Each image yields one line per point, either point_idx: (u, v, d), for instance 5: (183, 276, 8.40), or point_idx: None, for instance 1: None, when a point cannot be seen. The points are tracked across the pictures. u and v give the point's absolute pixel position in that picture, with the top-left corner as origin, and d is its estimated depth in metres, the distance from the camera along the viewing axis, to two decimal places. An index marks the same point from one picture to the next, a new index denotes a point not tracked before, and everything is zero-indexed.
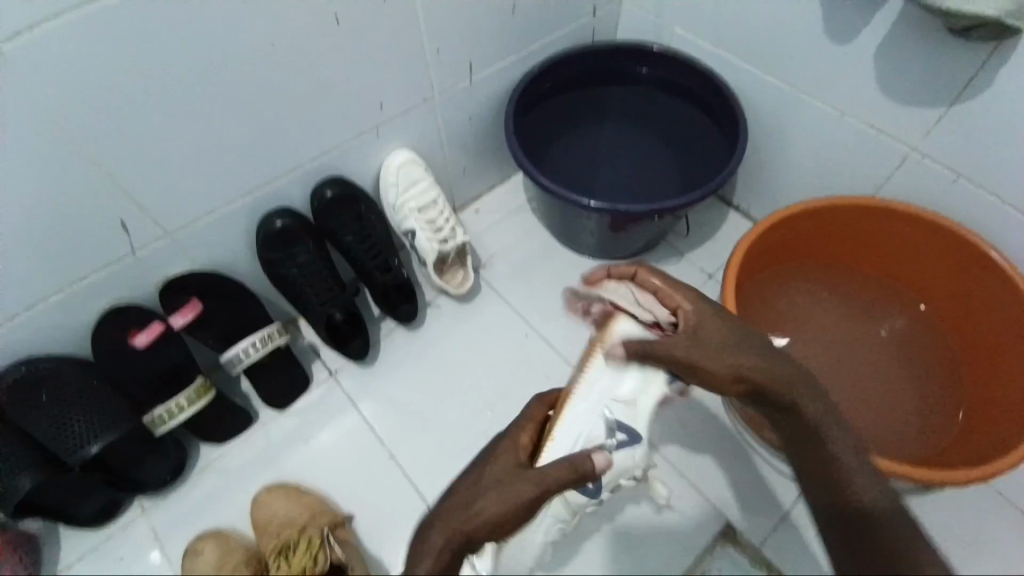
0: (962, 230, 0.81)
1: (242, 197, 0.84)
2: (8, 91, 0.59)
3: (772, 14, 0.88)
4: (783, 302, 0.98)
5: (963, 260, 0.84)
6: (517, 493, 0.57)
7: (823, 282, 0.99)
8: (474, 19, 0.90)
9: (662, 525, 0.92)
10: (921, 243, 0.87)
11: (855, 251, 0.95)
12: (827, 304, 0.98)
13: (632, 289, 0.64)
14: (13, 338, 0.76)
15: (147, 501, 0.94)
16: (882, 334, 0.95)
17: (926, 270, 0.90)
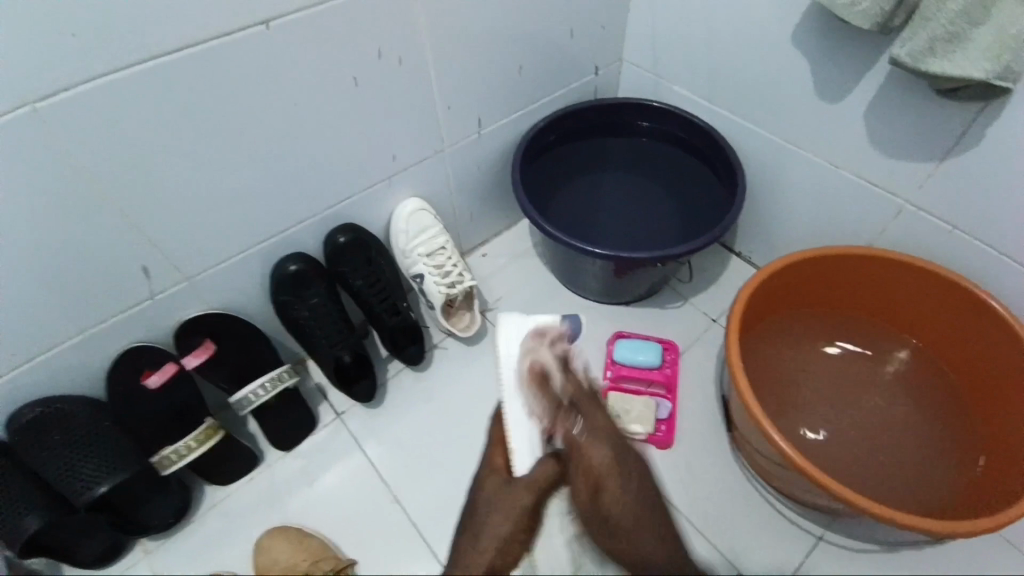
0: (962, 280, 0.82)
1: (259, 243, 0.87)
2: (46, 147, 0.63)
3: (765, 73, 0.93)
4: (786, 348, 0.99)
5: (964, 308, 0.85)
6: (511, 503, 0.70)
7: (825, 328, 0.99)
8: (483, 78, 0.95)
9: None
10: (921, 291, 0.88)
11: (857, 298, 0.96)
12: (830, 350, 0.98)
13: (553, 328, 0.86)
14: (31, 378, 0.78)
15: (151, 542, 0.93)
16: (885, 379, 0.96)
17: (927, 318, 0.91)
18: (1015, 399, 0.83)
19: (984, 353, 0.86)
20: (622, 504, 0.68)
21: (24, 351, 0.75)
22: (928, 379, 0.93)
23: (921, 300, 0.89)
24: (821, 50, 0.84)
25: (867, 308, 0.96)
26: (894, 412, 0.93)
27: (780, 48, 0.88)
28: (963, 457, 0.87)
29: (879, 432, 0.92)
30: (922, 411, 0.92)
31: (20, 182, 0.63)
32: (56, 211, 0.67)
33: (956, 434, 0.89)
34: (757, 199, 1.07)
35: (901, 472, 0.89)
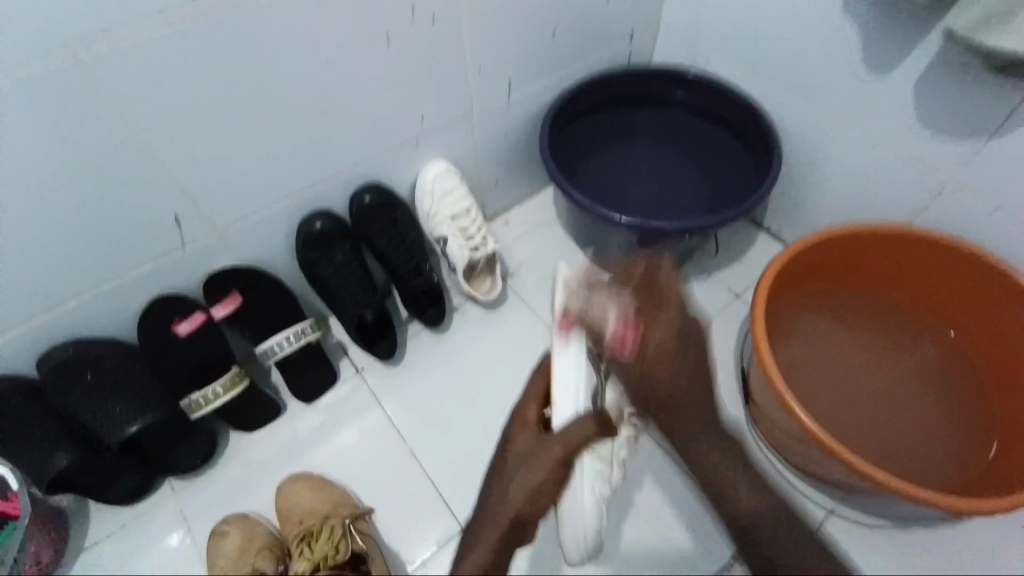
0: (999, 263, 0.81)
1: (287, 198, 0.88)
2: (84, 90, 0.63)
3: (811, 43, 0.89)
4: (809, 326, 0.98)
5: (997, 292, 0.83)
6: (545, 455, 0.64)
7: (849, 307, 0.98)
8: (516, 39, 0.93)
9: (677, 542, 0.92)
10: (953, 272, 0.86)
11: (884, 279, 0.94)
12: (851, 329, 0.98)
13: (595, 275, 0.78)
14: (67, 321, 0.80)
15: (177, 483, 0.97)
16: (909, 362, 0.95)
17: (955, 300, 0.90)
18: None
19: (1010, 339, 0.85)
20: (674, 380, 0.63)
21: (60, 293, 0.77)
22: (954, 363, 0.92)
23: (950, 282, 0.88)
24: (873, 19, 0.80)
25: (897, 289, 0.94)
26: (915, 394, 0.93)
27: (829, 16, 0.85)
28: (983, 442, 0.87)
29: (896, 412, 0.92)
30: (940, 394, 0.92)
31: (59, 125, 0.64)
32: (93, 155, 0.68)
33: (975, 418, 0.89)
34: (790, 175, 1.05)
35: (917, 451, 0.89)
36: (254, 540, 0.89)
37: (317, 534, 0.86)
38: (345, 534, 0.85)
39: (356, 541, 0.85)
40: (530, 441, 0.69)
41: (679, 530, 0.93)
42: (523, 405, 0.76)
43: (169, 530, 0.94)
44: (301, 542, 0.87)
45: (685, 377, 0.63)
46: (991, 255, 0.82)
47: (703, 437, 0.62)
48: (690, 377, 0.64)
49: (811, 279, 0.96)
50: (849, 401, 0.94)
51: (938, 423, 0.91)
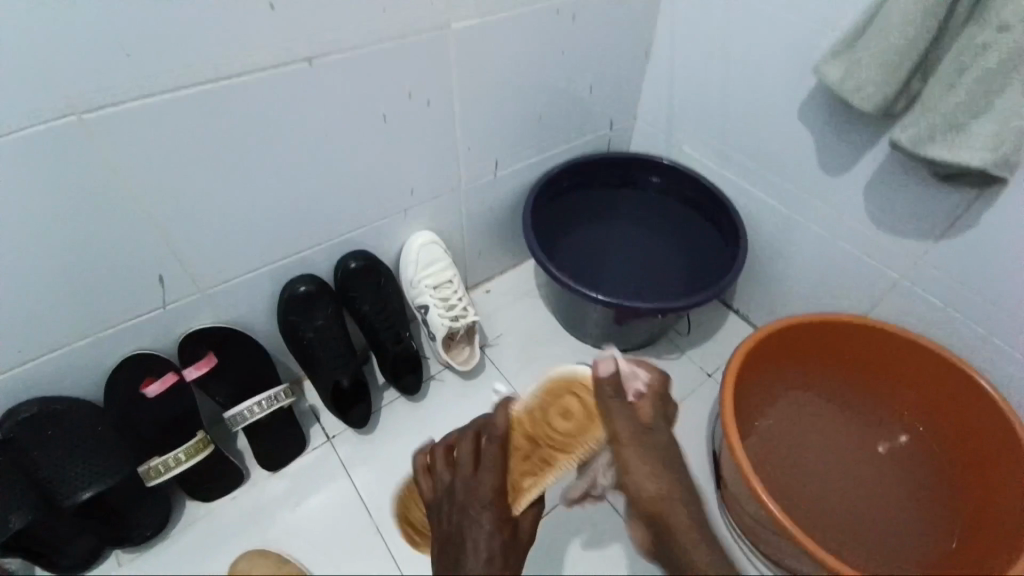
0: (949, 356, 0.85)
1: (273, 263, 0.90)
2: (88, 155, 0.66)
3: (773, 144, 0.97)
4: (776, 411, 1.00)
5: (955, 387, 0.87)
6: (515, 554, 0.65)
7: (817, 395, 1.01)
8: (504, 126, 1.00)
9: None
10: (909, 363, 0.90)
11: (850, 367, 0.98)
12: (819, 416, 1.00)
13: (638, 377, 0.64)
14: (34, 375, 0.78)
15: (125, 553, 0.91)
16: (876, 452, 0.96)
17: (915, 390, 0.93)
18: (1003, 478, 0.83)
19: (974, 430, 0.87)
20: (647, 447, 0.60)
21: (31, 347, 0.76)
22: (919, 456, 0.94)
23: (909, 372, 0.91)
24: (827, 126, 0.88)
25: (863, 380, 0.98)
26: (881, 486, 0.93)
27: (788, 121, 0.93)
28: (949, 543, 0.87)
29: (864, 501, 0.92)
30: (906, 486, 0.93)
31: (56, 186, 0.66)
32: (85, 215, 0.69)
33: (942, 510, 0.89)
34: (758, 261, 1.10)
35: (886, 545, 0.88)
36: None
37: None
38: None
39: None
40: (493, 537, 0.62)
41: None
42: (483, 474, 0.65)
43: None
44: None
45: (670, 490, 0.58)
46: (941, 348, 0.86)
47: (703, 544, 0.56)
48: (661, 467, 0.59)
49: (778, 366, 0.98)
50: (821, 490, 0.94)
51: (904, 516, 0.90)
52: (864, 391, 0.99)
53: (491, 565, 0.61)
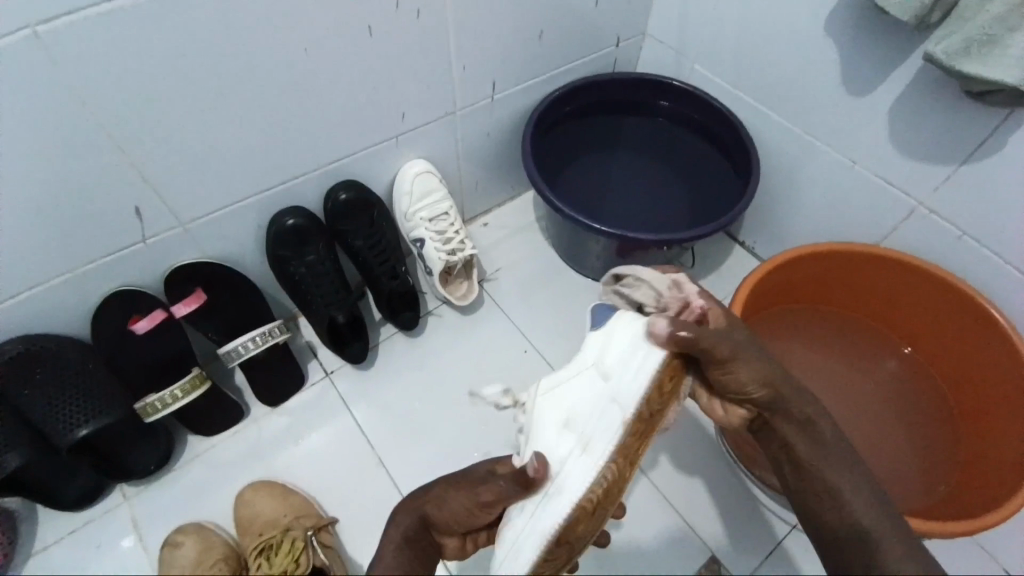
0: (954, 280, 0.83)
1: (257, 194, 0.84)
2: (39, 72, 0.59)
3: (795, 60, 0.90)
4: (783, 344, 0.99)
5: (959, 314, 0.86)
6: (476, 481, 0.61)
7: (821, 326, 1.00)
8: (502, 42, 0.92)
9: (665, 535, 0.93)
10: (914, 291, 0.89)
11: (856, 297, 0.97)
12: (822, 347, 0.99)
13: (687, 293, 0.63)
14: (12, 316, 0.75)
15: (131, 488, 0.92)
16: (870, 385, 0.97)
17: (916, 316, 0.92)
18: (1003, 394, 0.84)
19: (973, 352, 0.87)
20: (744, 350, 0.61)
21: (7, 285, 0.72)
22: (918, 380, 0.95)
23: (914, 299, 0.90)
24: (856, 40, 0.81)
25: (865, 309, 0.97)
26: (878, 417, 0.94)
27: (812, 34, 0.86)
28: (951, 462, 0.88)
29: (872, 428, 0.93)
30: (908, 408, 0.94)
31: (8, 107, 0.59)
32: (46, 141, 0.63)
33: (942, 428, 0.91)
34: (768, 191, 1.06)
35: (895, 468, 0.90)
36: (210, 552, 0.85)
37: (277, 546, 0.85)
38: (306, 546, 0.83)
39: (318, 554, 0.83)
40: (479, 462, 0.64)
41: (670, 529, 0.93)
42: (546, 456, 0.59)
43: (117, 537, 0.89)
44: (260, 555, 0.85)
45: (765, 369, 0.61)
46: (947, 273, 0.84)
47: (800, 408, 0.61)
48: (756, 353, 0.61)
49: (782, 295, 0.97)
50: None
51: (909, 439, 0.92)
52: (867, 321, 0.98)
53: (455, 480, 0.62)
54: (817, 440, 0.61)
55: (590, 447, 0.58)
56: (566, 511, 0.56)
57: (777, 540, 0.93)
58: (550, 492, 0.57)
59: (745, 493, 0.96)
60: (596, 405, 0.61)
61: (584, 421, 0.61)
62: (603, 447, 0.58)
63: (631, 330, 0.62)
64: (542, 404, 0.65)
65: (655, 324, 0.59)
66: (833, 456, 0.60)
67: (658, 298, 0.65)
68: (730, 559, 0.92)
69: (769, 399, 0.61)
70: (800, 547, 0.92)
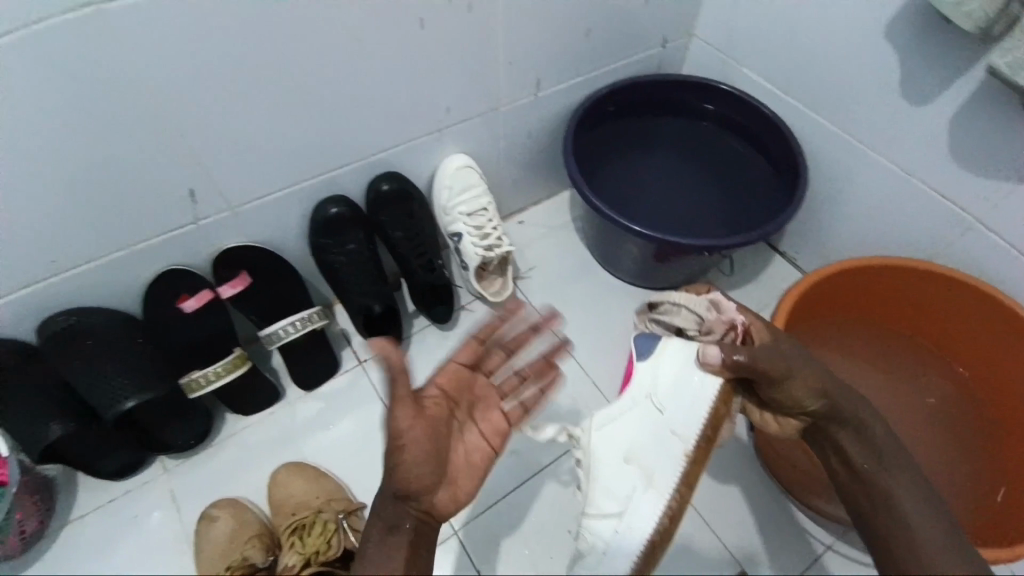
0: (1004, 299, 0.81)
1: (304, 182, 0.86)
2: (108, 55, 0.61)
3: (850, 65, 0.88)
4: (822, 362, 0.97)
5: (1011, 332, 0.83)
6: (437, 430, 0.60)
7: (863, 344, 0.98)
8: (549, 39, 0.92)
9: (691, 545, 0.92)
10: (964, 310, 0.87)
11: (901, 314, 0.94)
12: (864, 366, 0.97)
13: (728, 314, 0.66)
14: (69, 289, 0.78)
15: (169, 460, 0.96)
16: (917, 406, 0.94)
17: (965, 336, 0.90)
18: None
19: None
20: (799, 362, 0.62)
21: (67, 259, 0.75)
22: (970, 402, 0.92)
23: (963, 318, 0.88)
24: (916, 46, 0.78)
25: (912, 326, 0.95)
26: (922, 438, 0.91)
27: (868, 39, 0.83)
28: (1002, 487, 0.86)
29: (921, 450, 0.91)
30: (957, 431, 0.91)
31: (78, 87, 0.62)
32: (111, 121, 0.66)
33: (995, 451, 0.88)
34: (814, 200, 1.04)
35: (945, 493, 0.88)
36: (245, 529, 0.89)
37: (309, 527, 0.86)
38: (337, 529, 0.85)
39: (348, 536, 0.85)
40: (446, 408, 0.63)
41: (698, 539, 0.92)
42: (618, 484, 0.61)
43: (155, 507, 0.93)
44: (293, 534, 0.87)
45: (822, 379, 0.62)
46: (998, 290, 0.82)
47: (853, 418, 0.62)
48: (805, 364, 0.62)
49: (822, 312, 0.96)
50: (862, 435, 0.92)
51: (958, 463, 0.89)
52: (914, 339, 0.96)
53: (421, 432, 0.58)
54: (873, 450, 0.61)
55: (655, 479, 0.60)
56: (640, 547, 0.58)
57: (816, 555, 0.91)
58: (621, 531, 0.58)
59: (781, 505, 0.95)
60: (654, 441, 0.62)
61: (644, 453, 0.62)
62: (666, 480, 0.61)
63: (680, 359, 0.63)
64: (598, 440, 0.64)
65: (707, 351, 0.61)
66: (892, 467, 0.60)
67: (699, 323, 0.67)
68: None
69: (825, 408, 0.63)
70: (837, 565, 0.91)
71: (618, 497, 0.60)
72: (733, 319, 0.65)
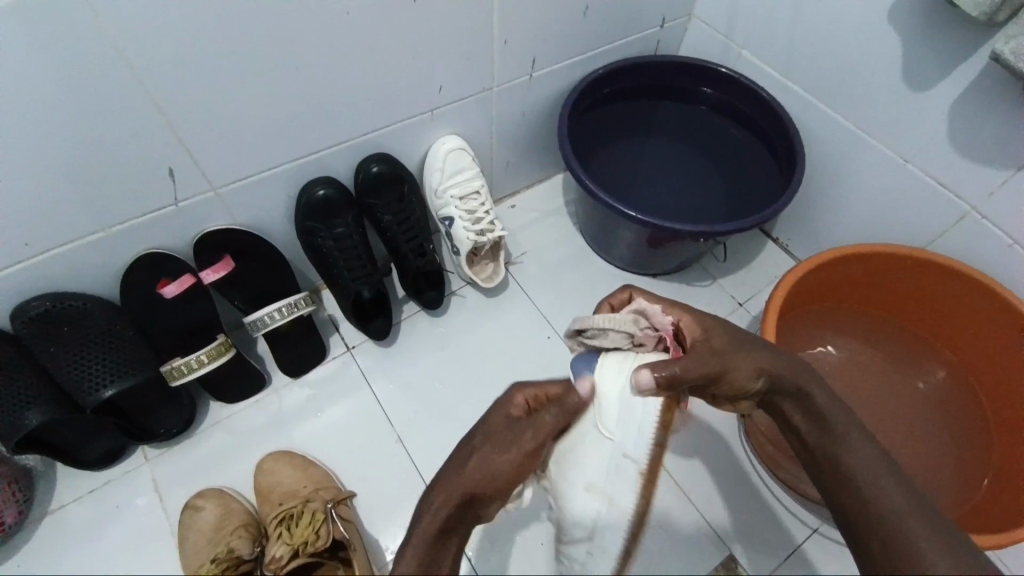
0: (976, 274, 0.82)
1: (290, 163, 0.83)
2: (78, 25, 0.57)
3: (851, 49, 0.86)
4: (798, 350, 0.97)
5: (987, 309, 0.84)
6: (516, 443, 0.53)
7: (837, 329, 0.99)
8: (546, 17, 0.88)
9: (680, 527, 0.93)
10: (939, 289, 0.88)
11: (874, 298, 0.96)
12: (839, 351, 0.98)
13: (654, 318, 0.60)
14: (42, 274, 0.74)
15: (152, 450, 0.93)
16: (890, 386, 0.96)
17: (935, 314, 0.91)
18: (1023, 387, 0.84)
19: (995, 345, 0.86)
20: (739, 344, 0.60)
21: (40, 242, 0.71)
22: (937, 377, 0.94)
23: (937, 297, 0.89)
24: (920, 31, 0.77)
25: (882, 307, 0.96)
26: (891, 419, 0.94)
27: (873, 22, 0.82)
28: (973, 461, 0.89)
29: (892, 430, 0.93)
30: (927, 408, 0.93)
31: (46, 59, 0.58)
32: (83, 95, 0.62)
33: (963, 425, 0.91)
34: (809, 187, 1.03)
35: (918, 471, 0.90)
36: (232, 517, 0.88)
37: (298, 517, 0.85)
38: (327, 519, 0.83)
39: (338, 525, 0.82)
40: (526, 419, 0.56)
41: (686, 523, 0.93)
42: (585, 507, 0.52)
43: (140, 497, 0.90)
44: (281, 524, 0.85)
45: (766, 357, 0.60)
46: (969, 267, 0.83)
47: (797, 390, 0.60)
48: (745, 343, 0.60)
49: (802, 301, 0.95)
50: None
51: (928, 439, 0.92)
52: (883, 319, 0.98)
53: (495, 445, 0.54)
54: (821, 422, 0.58)
55: (617, 500, 0.52)
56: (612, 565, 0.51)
57: (797, 543, 0.92)
58: (594, 554, 0.51)
59: (765, 490, 0.95)
60: (607, 468, 0.53)
61: (603, 480, 0.52)
62: (627, 500, 0.52)
63: (618, 380, 0.55)
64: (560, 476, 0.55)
65: (639, 377, 0.51)
66: (842, 437, 0.57)
67: (630, 340, 0.59)
68: (745, 559, 0.91)
69: (769, 385, 0.60)
70: (817, 550, 0.92)
71: (582, 523, 0.52)
72: (663, 326, 0.60)
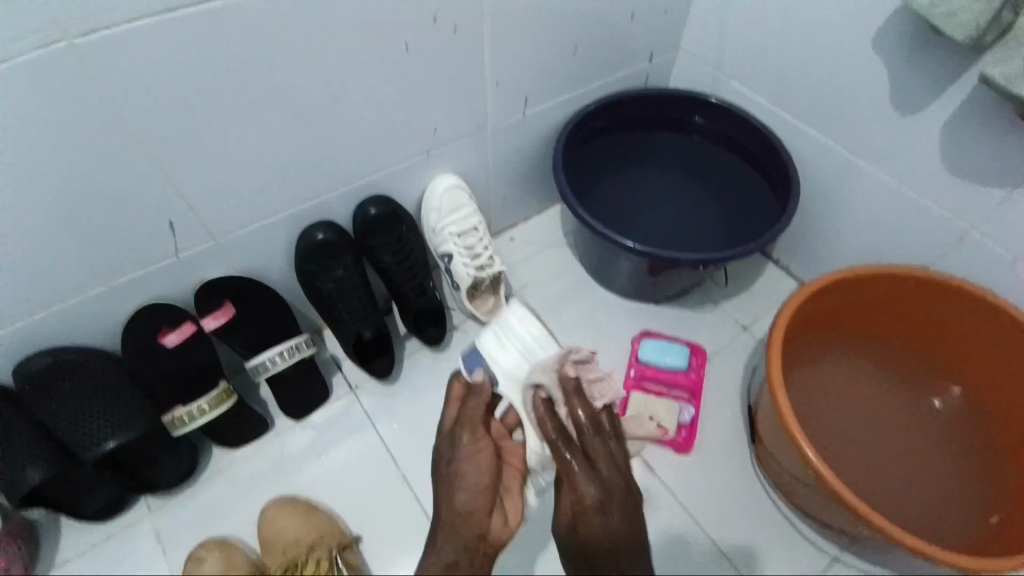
0: (984, 294, 0.81)
1: (289, 209, 0.84)
2: (81, 88, 0.59)
3: (838, 76, 0.87)
4: (802, 375, 0.96)
5: (995, 328, 0.83)
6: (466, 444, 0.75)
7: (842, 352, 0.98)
8: (536, 56, 0.90)
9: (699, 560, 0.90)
10: (946, 309, 0.87)
11: (877, 319, 0.95)
12: (845, 373, 0.97)
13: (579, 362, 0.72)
14: (45, 328, 0.75)
15: (155, 500, 0.92)
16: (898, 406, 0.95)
17: (940, 332, 0.90)
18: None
19: (1001, 363, 0.86)
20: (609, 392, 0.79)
21: (43, 297, 0.72)
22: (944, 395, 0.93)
23: (943, 316, 0.88)
24: (905, 56, 0.78)
25: (886, 328, 0.95)
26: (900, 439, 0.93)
27: (858, 50, 0.83)
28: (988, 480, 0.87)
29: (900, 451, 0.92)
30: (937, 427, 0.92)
31: (50, 120, 0.59)
32: (85, 154, 0.63)
33: (972, 443, 0.90)
34: (806, 210, 1.03)
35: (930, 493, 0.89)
36: (233, 568, 0.85)
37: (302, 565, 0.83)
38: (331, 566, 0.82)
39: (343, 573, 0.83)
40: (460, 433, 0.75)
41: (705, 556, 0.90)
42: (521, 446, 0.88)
43: (141, 549, 0.89)
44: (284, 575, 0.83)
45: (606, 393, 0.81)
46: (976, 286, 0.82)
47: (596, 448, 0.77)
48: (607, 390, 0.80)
49: (807, 327, 0.94)
50: (852, 451, 0.92)
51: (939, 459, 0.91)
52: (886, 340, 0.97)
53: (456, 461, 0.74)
54: None
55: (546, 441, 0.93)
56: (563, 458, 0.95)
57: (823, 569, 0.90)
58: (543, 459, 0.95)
59: (783, 519, 0.93)
60: None
61: None
62: None
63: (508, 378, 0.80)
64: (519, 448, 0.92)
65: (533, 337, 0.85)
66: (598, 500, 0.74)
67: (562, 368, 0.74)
68: None
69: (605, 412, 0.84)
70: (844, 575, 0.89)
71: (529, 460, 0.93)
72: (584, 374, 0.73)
